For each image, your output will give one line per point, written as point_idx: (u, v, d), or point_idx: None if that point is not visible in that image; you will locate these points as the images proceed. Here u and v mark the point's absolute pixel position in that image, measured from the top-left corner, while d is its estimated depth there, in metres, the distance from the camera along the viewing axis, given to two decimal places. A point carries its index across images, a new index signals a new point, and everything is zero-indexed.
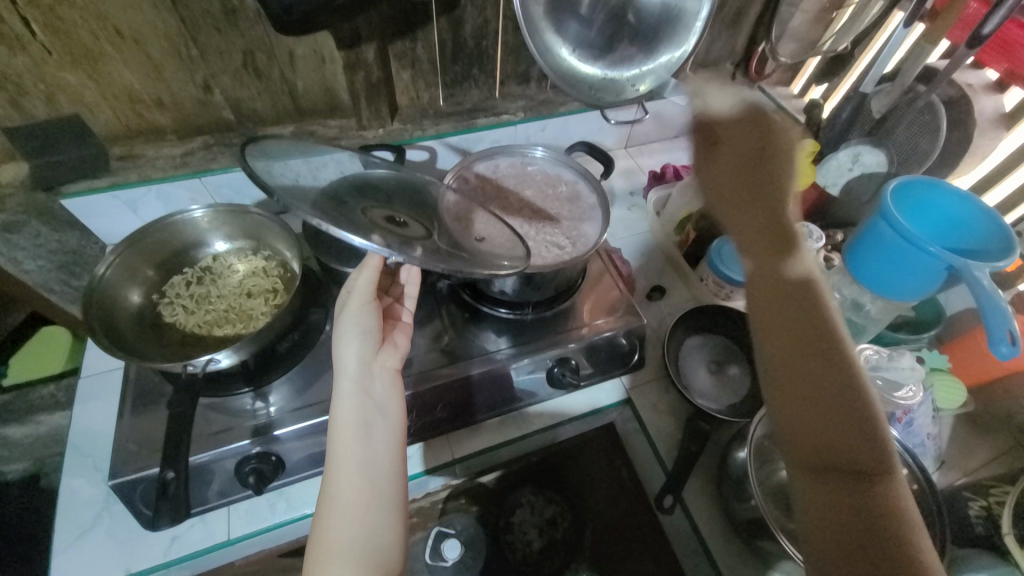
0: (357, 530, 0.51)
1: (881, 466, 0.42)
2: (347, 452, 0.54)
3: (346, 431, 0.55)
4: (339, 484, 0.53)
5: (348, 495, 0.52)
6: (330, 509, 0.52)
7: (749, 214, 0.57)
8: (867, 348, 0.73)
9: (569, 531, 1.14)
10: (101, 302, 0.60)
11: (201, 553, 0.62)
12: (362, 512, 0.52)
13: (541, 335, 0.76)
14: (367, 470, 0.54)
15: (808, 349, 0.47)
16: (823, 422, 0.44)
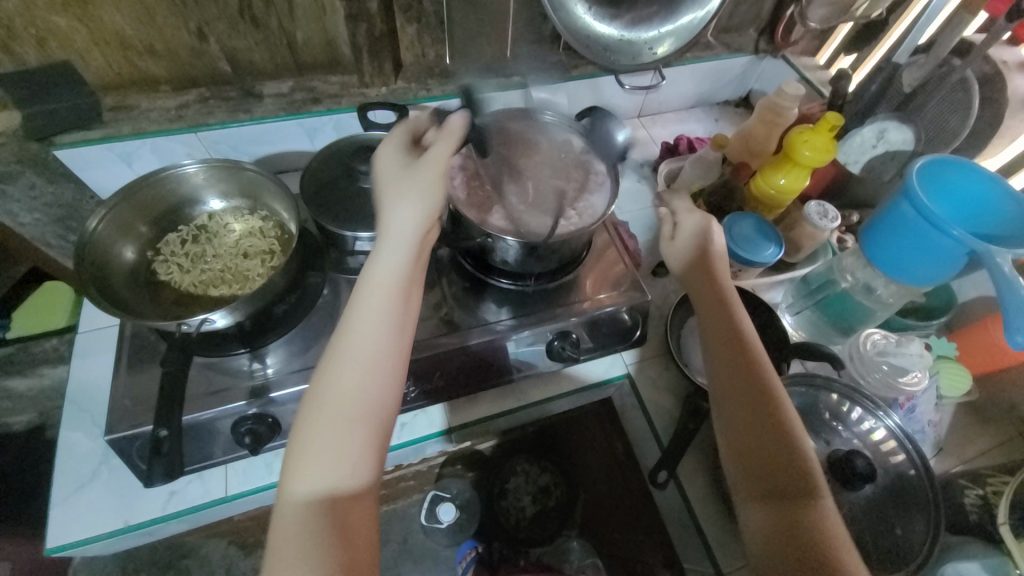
0: (346, 412, 0.44)
1: (807, 485, 0.48)
2: (364, 325, 0.47)
3: (371, 300, 0.48)
4: (358, 340, 0.46)
5: (352, 369, 0.45)
6: (326, 379, 0.45)
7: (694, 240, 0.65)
8: (875, 333, 0.72)
9: (562, 502, 1.20)
10: (94, 258, 0.58)
11: (200, 509, 0.63)
12: (359, 396, 0.44)
13: (544, 307, 0.74)
14: (390, 336, 0.47)
15: (742, 394, 0.53)
16: (761, 452, 0.51)
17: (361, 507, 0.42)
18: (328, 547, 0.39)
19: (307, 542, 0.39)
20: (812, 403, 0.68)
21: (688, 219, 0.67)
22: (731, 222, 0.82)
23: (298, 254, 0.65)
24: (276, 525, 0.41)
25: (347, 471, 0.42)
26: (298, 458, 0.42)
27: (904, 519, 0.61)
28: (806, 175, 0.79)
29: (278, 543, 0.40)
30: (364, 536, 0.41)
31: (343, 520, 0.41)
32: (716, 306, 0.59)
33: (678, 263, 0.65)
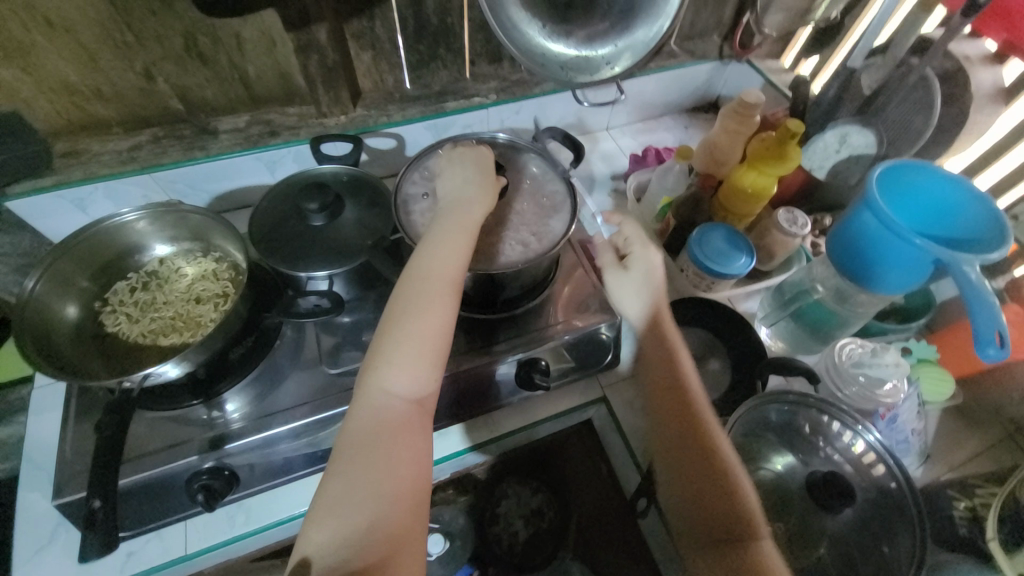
0: (421, 339, 0.51)
1: (745, 529, 0.47)
2: (446, 274, 0.55)
3: (448, 254, 0.56)
4: (430, 262, 0.56)
5: (433, 301, 0.53)
6: (413, 305, 0.53)
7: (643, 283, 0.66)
8: (851, 343, 0.70)
9: (557, 521, 1.17)
10: (35, 317, 0.56)
11: (158, 569, 0.60)
12: (434, 328, 0.52)
13: (511, 335, 0.73)
14: (450, 262, 0.56)
15: (686, 453, 0.52)
16: (702, 490, 0.50)
17: (422, 419, 0.51)
18: (397, 441, 0.48)
19: (384, 432, 0.48)
20: (792, 420, 0.66)
21: (636, 252, 0.68)
22: (700, 236, 0.81)
23: (250, 297, 0.63)
24: (356, 408, 0.50)
25: (420, 385, 0.51)
26: (384, 363, 0.51)
27: (889, 538, 0.59)
28: (772, 184, 0.78)
29: (358, 424, 0.49)
30: (423, 441, 0.50)
31: (412, 421, 0.50)
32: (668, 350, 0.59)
33: (629, 299, 0.66)
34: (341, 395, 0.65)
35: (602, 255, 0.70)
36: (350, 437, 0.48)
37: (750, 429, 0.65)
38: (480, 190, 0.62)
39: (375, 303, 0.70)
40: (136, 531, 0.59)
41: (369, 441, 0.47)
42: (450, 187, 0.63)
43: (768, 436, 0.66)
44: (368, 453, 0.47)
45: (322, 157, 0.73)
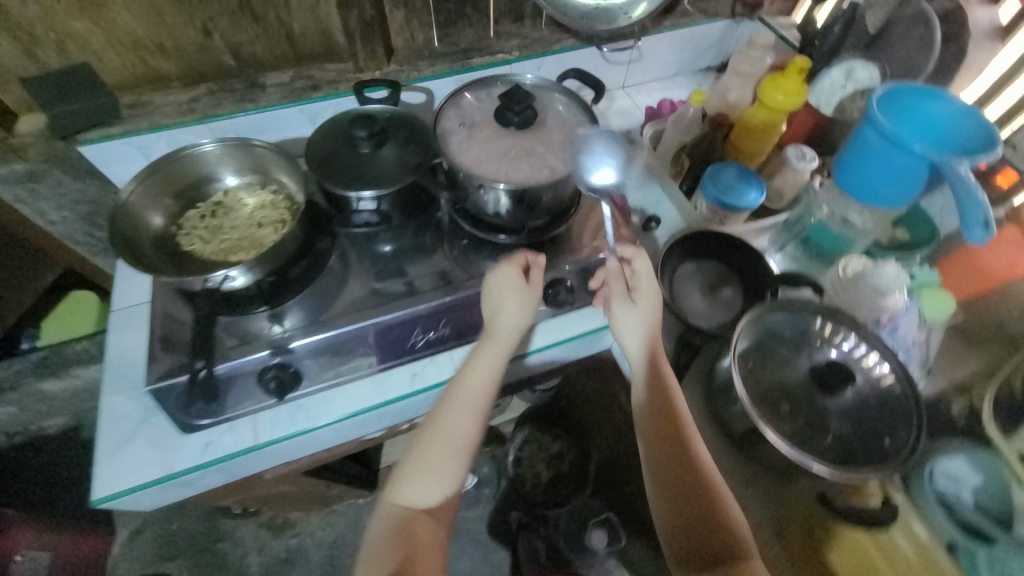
0: (445, 445, 0.65)
1: (734, 551, 0.58)
2: (461, 417, 0.66)
3: (470, 388, 0.67)
4: (461, 383, 0.67)
5: (460, 411, 0.66)
6: (433, 450, 0.65)
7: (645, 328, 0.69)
8: (853, 260, 0.76)
9: (574, 463, 1.25)
10: (124, 229, 0.65)
11: (234, 456, 0.68)
12: (450, 453, 0.65)
13: (540, 258, 0.77)
14: (476, 380, 0.67)
15: (680, 494, 0.61)
16: (694, 520, 0.60)
17: (432, 528, 0.63)
18: (407, 540, 0.61)
19: (393, 534, 0.61)
20: (802, 327, 0.71)
21: (645, 288, 0.70)
22: (714, 172, 0.86)
23: (305, 221, 0.71)
24: (383, 504, 0.65)
25: (430, 500, 0.64)
26: (408, 480, 0.64)
27: (892, 428, 0.65)
28: (781, 120, 0.83)
29: (381, 520, 0.63)
30: (428, 547, 0.62)
31: (421, 533, 0.62)
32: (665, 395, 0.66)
33: (628, 335, 0.70)
34: (385, 306, 0.71)
35: (611, 284, 0.72)
36: (374, 527, 0.63)
37: (760, 334, 0.71)
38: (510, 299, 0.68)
39: (414, 232, 0.78)
40: (213, 421, 0.68)
41: (391, 539, 0.61)
42: (491, 299, 0.69)
43: (779, 341, 0.71)
44: (378, 542, 0.61)
45: (366, 99, 0.80)
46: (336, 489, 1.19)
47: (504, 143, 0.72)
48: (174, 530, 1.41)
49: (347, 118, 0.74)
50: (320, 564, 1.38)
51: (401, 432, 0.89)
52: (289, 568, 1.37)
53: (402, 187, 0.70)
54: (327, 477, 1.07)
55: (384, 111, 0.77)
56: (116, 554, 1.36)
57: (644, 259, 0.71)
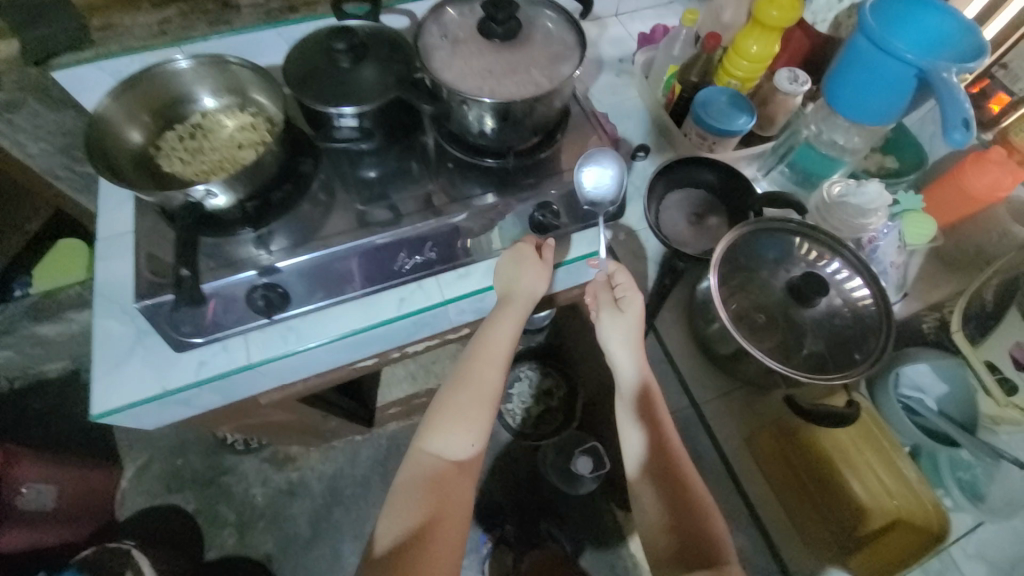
0: (468, 403, 0.70)
1: (710, 553, 0.59)
2: (486, 373, 0.71)
3: (493, 346, 0.72)
4: (483, 345, 0.72)
5: (484, 371, 0.71)
6: (459, 402, 0.70)
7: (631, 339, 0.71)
8: (836, 182, 0.76)
9: (564, 399, 1.33)
10: (101, 146, 0.64)
11: (228, 374, 0.70)
12: (474, 410, 0.70)
13: (524, 182, 0.76)
14: (493, 346, 0.72)
15: (665, 487, 0.64)
16: (677, 518, 0.62)
17: (463, 474, 0.69)
18: (436, 489, 0.66)
19: (426, 479, 0.67)
20: (785, 250, 0.72)
21: (629, 301, 0.72)
22: (704, 98, 0.84)
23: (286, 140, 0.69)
24: (415, 455, 0.69)
25: (459, 449, 0.69)
26: (438, 431, 0.69)
27: (862, 341, 0.67)
28: (776, 38, 0.81)
29: (412, 468, 0.68)
30: (457, 490, 0.67)
31: (451, 477, 0.68)
32: (652, 400, 0.69)
33: (616, 341, 0.72)
34: (369, 229, 0.71)
35: (597, 293, 0.75)
36: (406, 473, 0.68)
37: (742, 256, 0.72)
38: (525, 271, 0.73)
39: (398, 155, 0.77)
40: (205, 339, 0.70)
41: (418, 486, 0.66)
42: (506, 275, 0.74)
43: (762, 262, 0.72)
44: (411, 488, 0.66)
45: (343, 15, 0.76)
46: (333, 423, 1.23)
47: (488, 57, 0.69)
48: (180, 465, 1.47)
49: (323, 31, 0.71)
50: (322, 495, 1.46)
51: (393, 361, 0.91)
52: (292, 498, 1.45)
53: (385, 106, 0.69)
54: (323, 409, 1.11)
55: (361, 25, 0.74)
56: (127, 486, 1.44)
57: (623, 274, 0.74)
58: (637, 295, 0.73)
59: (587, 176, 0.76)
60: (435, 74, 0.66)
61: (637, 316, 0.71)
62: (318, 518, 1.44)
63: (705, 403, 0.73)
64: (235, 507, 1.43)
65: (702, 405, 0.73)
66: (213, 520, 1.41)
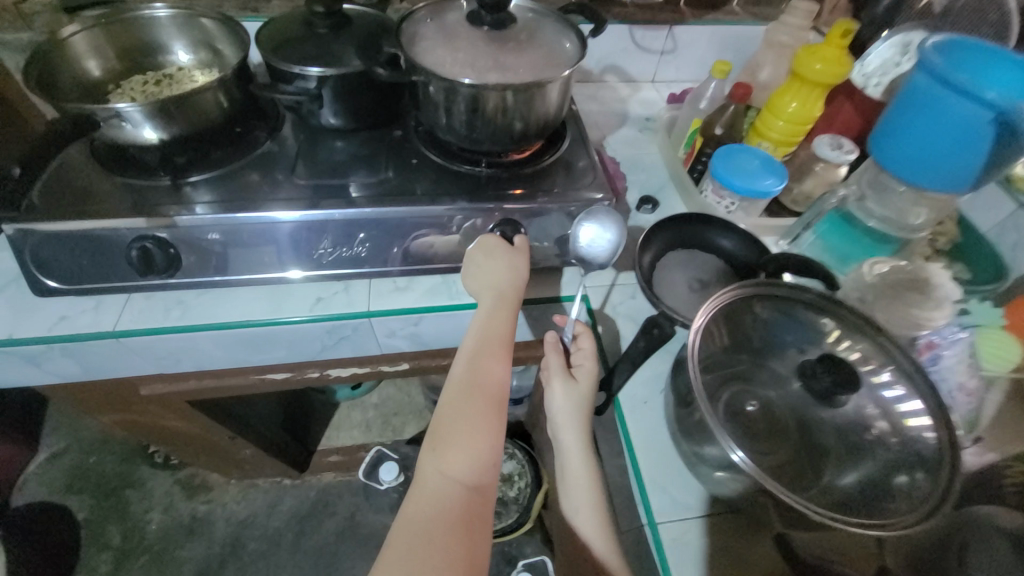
0: (470, 410, 0.50)
1: None
2: (488, 366, 0.53)
3: (493, 338, 0.54)
4: (478, 338, 0.55)
5: (488, 368, 0.52)
6: (463, 406, 0.50)
7: (579, 417, 0.57)
8: (880, 262, 0.60)
9: (525, 494, 1.06)
10: (49, 63, 0.60)
11: (86, 337, 0.58)
12: (482, 416, 0.50)
13: (490, 192, 0.64)
14: (489, 340, 0.54)
15: None
16: None
17: (484, 507, 0.47)
18: (460, 532, 0.44)
19: (443, 518, 0.44)
20: (810, 337, 0.55)
21: (585, 373, 0.58)
22: (725, 151, 0.73)
23: (239, 98, 0.64)
24: (420, 488, 0.47)
25: (477, 469, 0.48)
26: (445, 448, 0.48)
27: (907, 479, 0.46)
28: (820, 97, 0.71)
29: (420, 505, 0.45)
30: (484, 533, 0.45)
31: (472, 511, 0.45)
32: (588, 494, 0.55)
33: (562, 419, 0.57)
34: (289, 202, 0.59)
35: (547, 357, 0.59)
36: (410, 513, 0.45)
37: (750, 334, 0.56)
38: (500, 262, 0.59)
39: (364, 142, 0.68)
40: (66, 288, 0.59)
41: (428, 532, 0.43)
42: (480, 276, 0.59)
43: (773, 348, 0.56)
44: (425, 534, 0.43)
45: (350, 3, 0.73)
46: (248, 452, 1.05)
47: (474, 48, 0.61)
48: (91, 464, 1.28)
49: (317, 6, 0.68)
50: (221, 542, 1.24)
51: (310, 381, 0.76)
52: (189, 537, 1.23)
53: (353, 80, 0.62)
54: (235, 431, 0.95)
55: (359, 9, 0.70)
56: (32, 472, 1.24)
57: (585, 338, 0.61)
58: (591, 367, 0.58)
59: (583, 241, 0.62)
60: (411, 53, 0.59)
61: (587, 393, 0.57)
62: (207, 571, 1.20)
63: (663, 522, 0.51)
64: (124, 530, 1.22)
65: (660, 523, 0.51)
66: (94, 541, 1.20)
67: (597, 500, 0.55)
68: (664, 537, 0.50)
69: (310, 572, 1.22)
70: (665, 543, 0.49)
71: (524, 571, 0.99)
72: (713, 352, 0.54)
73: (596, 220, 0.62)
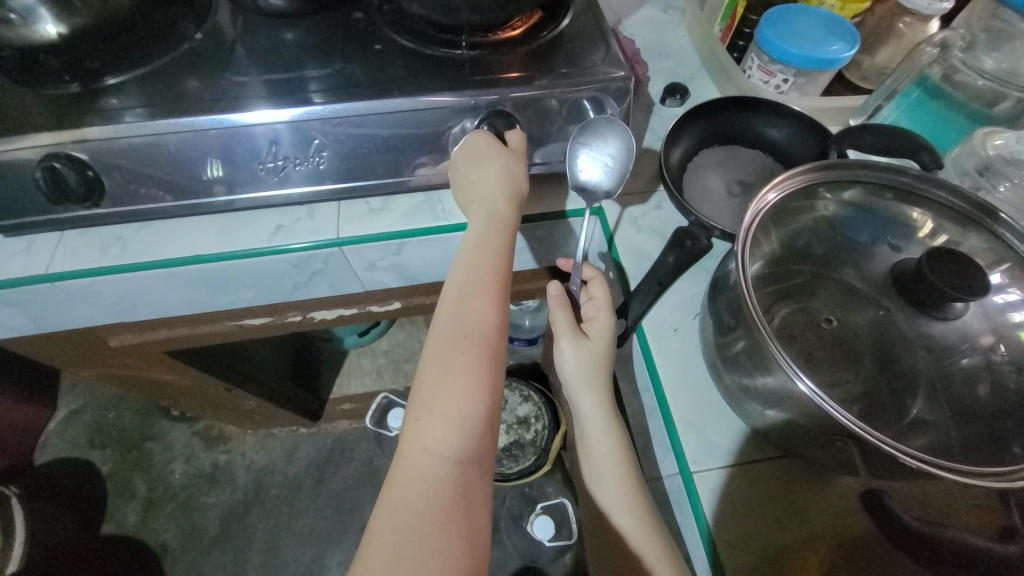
0: (460, 362, 0.38)
1: None
2: (477, 305, 0.40)
3: (485, 268, 0.42)
4: (465, 269, 0.42)
5: (479, 306, 0.40)
6: (447, 359, 0.38)
7: (597, 374, 0.47)
8: (1000, 135, 0.48)
9: (543, 436, 0.99)
10: None
11: (14, 283, 0.50)
12: (473, 369, 0.38)
13: (473, 78, 0.50)
14: (479, 271, 0.42)
15: None
16: None
17: (484, 483, 0.36)
18: (455, 521, 0.33)
19: (432, 506, 0.33)
20: (891, 235, 0.44)
21: (600, 325, 0.48)
22: (776, 11, 0.57)
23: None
24: (400, 471, 0.35)
25: (472, 437, 0.36)
26: (429, 416, 0.36)
27: None
28: None
29: (401, 494, 0.34)
30: (485, 514, 0.35)
31: (469, 491, 0.34)
32: (609, 460, 0.44)
33: (576, 379, 0.47)
34: (225, 104, 0.48)
35: (553, 314, 0.49)
36: (389, 505, 0.34)
37: (814, 241, 0.44)
38: (490, 168, 0.46)
39: (318, 28, 0.55)
40: None
41: (413, 523, 0.32)
42: (468, 191, 0.47)
43: (847, 253, 0.44)
44: (408, 531, 0.32)
45: None
46: (252, 404, 1.01)
47: None
48: (111, 420, 1.28)
49: None
50: (244, 489, 1.24)
51: (292, 327, 0.68)
52: (212, 485, 1.24)
53: None
54: (232, 382, 0.89)
55: None
56: (53, 431, 1.25)
57: (600, 286, 0.50)
58: (605, 317, 0.48)
59: (584, 172, 0.53)
60: None
61: (604, 349, 0.47)
62: (232, 516, 1.22)
63: (700, 471, 0.42)
64: (149, 480, 1.24)
65: (696, 473, 0.42)
66: (121, 491, 1.22)
67: (619, 466, 0.44)
68: (699, 488, 0.41)
69: (331, 516, 1.23)
70: (701, 495, 0.41)
71: (543, 514, 0.98)
72: (767, 262, 0.42)
73: (595, 139, 0.53)
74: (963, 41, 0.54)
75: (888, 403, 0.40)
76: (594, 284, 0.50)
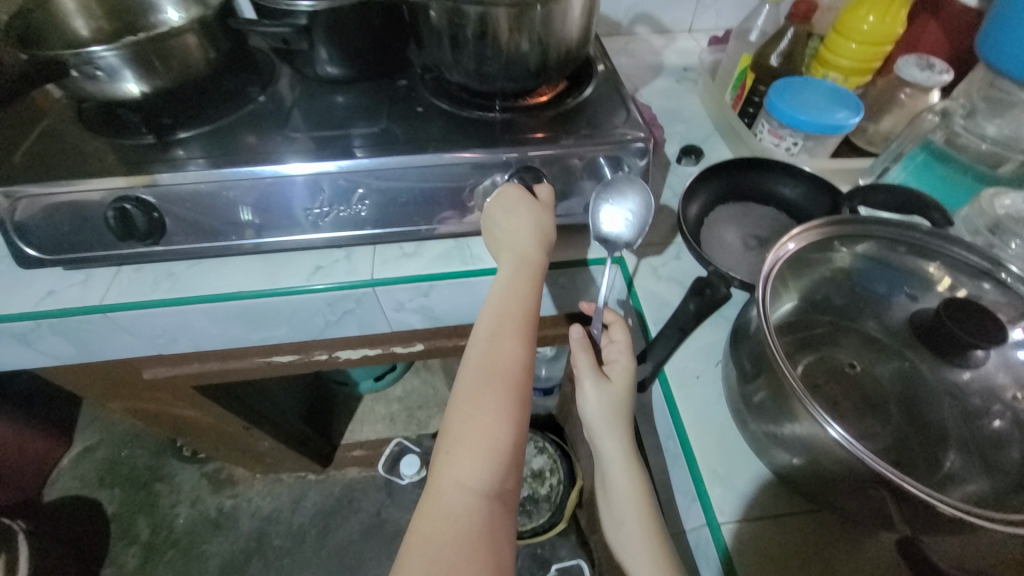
0: (490, 398, 0.39)
1: None
2: (506, 344, 0.42)
3: (514, 309, 0.44)
4: (495, 310, 0.44)
5: (508, 345, 0.42)
6: (477, 395, 0.39)
7: (618, 417, 0.47)
8: (1006, 196, 0.51)
9: (557, 491, 0.96)
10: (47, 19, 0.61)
11: (71, 312, 0.54)
12: (501, 405, 0.39)
13: (506, 137, 0.55)
14: (508, 313, 0.44)
15: None
16: None
17: (508, 521, 0.36)
18: (479, 556, 0.33)
19: (459, 541, 0.33)
20: (909, 288, 0.45)
21: (621, 368, 0.49)
22: (784, 82, 0.62)
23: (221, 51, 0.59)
24: (427, 504, 0.35)
25: (499, 473, 0.36)
26: (458, 449, 0.37)
27: None
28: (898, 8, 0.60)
29: (429, 526, 0.34)
30: (509, 552, 0.35)
31: (494, 528, 0.34)
32: (632, 507, 0.44)
33: (597, 421, 0.47)
34: (282, 156, 0.53)
35: (575, 356, 0.50)
36: (417, 538, 0.34)
37: (832, 292, 0.46)
38: (520, 217, 0.50)
39: (368, 94, 0.62)
40: (48, 259, 0.55)
41: (439, 556, 0.32)
42: (499, 237, 0.50)
43: (866, 304, 0.46)
44: (435, 564, 0.32)
45: None
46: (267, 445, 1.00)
47: None
48: (124, 458, 1.28)
49: None
50: (247, 537, 1.21)
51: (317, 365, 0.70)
52: (215, 532, 1.21)
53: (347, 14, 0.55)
54: (252, 421, 0.89)
55: None
56: (66, 467, 1.25)
57: (620, 330, 0.51)
58: (626, 359, 0.49)
59: (607, 226, 0.56)
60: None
61: (626, 391, 0.48)
62: (232, 566, 1.17)
63: (728, 522, 0.41)
64: (153, 523, 1.21)
65: (723, 525, 0.40)
66: (123, 534, 1.19)
67: (643, 514, 0.43)
68: (729, 544, 0.40)
69: (333, 570, 1.17)
70: (730, 547, 0.39)
71: None
72: (787, 311, 0.44)
73: (616, 194, 0.56)
74: (963, 109, 0.58)
75: (918, 456, 0.39)
76: (614, 327, 0.52)
